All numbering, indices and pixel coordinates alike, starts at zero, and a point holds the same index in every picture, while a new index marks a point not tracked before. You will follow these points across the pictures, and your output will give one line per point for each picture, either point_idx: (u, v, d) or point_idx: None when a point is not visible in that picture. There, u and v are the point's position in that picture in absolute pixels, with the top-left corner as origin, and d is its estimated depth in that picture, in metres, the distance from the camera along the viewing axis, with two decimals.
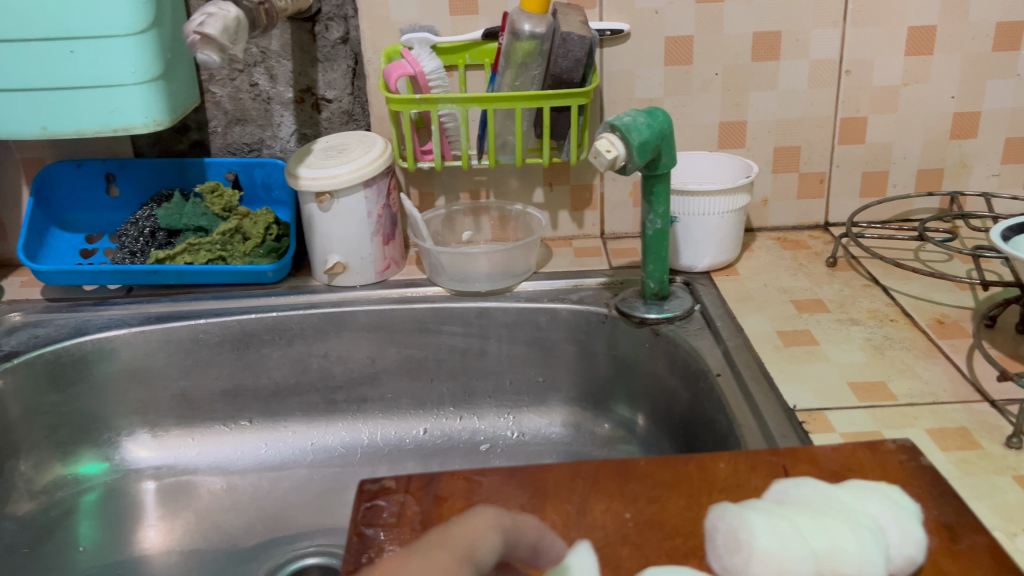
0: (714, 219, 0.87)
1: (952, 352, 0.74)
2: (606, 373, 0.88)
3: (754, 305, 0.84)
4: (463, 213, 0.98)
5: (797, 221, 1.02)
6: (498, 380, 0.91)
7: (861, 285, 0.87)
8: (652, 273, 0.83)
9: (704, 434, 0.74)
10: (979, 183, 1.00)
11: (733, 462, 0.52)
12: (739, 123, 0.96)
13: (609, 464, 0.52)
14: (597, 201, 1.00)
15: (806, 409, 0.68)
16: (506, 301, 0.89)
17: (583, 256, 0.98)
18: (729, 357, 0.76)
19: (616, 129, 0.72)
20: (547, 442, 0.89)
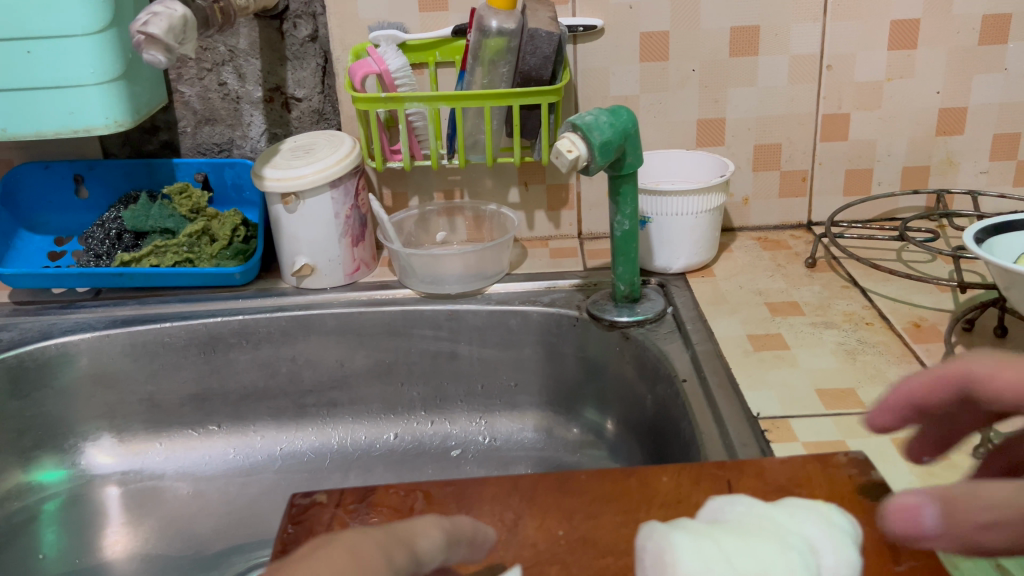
0: (688, 219, 0.85)
1: (927, 357, 0.71)
2: (578, 377, 0.86)
3: (727, 308, 0.82)
4: (437, 213, 0.96)
5: (779, 221, 0.99)
6: (469, 384, 0.89)
7: (839, 287, 0.84)
8: (622, 276, 0.81)
9: (669, 440, 0.72)
10: (967, 181, 0.97)
11: (676, 476, 0.50)
12: (718, 120, 0.94)
13: (549, 477, 0.50)
14: (573, 201, 0.98)
15: (770, 417, 0.65)
16: (476, 303, 0.87)
17: (559, 257, 0.96)
18: (697, 361, 0.74)
19: (577, 128, 0.70)
20: (518, 447, 0.88)
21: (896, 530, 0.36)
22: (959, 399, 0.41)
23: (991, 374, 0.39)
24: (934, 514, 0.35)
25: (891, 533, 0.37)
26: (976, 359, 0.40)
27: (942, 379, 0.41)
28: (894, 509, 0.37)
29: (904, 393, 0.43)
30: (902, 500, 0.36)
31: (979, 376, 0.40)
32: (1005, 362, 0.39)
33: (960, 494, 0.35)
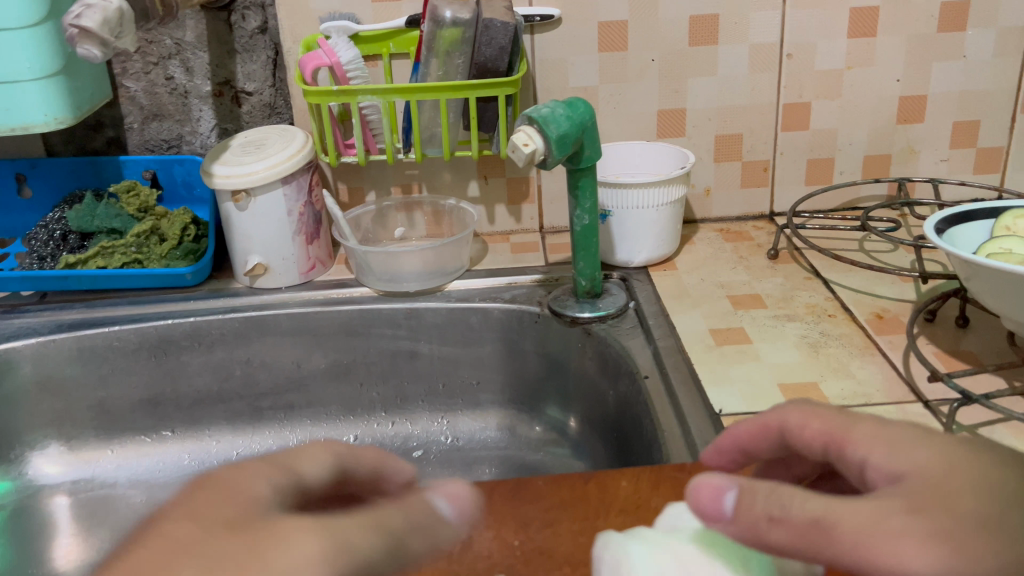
0: (649, 212, 0.83)
1: (889, 349, 0.71)
2: (540, 374, 0.84)
3: (690, 302, 0.80)
4: (395, 209, 0.94)
5: (741, 211, 0.98)
6: (430, 384, 0.88)
7: (801, 279, 0.83)
8: (583, 271, 0.79)
9: (631, 438, 0.71)
10: (928, 169, 0.96)
11: (635, 479, 0.49)
12: (678, 111, 0.92)
13: (506, 484, 0.49)
14: (534, 194, 0.96)
15: (732, 413, 0.64)
16: (435, 301, 0.85)
17: (520, 252, 0.94)
18: (659, 357, 0.72)
19: (533, 121, 0.68)
20: (481, 446, 0.86)
21: (694, 508, 0.32)
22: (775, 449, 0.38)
23: (802, 421, 0.36)
24: (732, 493, 0.31)
25: (690, 509, 0.33)
26: (790, 404, 0.37)
27: (763, 427, 0.38)
28: (694, 483, 0.32)
29: (730, 439, 0.40)
30: (703, 475, 0.32)
31: (792, 424, 0.37)
32: (813, 409, 0.36)
33: (759, 481, 0.31)
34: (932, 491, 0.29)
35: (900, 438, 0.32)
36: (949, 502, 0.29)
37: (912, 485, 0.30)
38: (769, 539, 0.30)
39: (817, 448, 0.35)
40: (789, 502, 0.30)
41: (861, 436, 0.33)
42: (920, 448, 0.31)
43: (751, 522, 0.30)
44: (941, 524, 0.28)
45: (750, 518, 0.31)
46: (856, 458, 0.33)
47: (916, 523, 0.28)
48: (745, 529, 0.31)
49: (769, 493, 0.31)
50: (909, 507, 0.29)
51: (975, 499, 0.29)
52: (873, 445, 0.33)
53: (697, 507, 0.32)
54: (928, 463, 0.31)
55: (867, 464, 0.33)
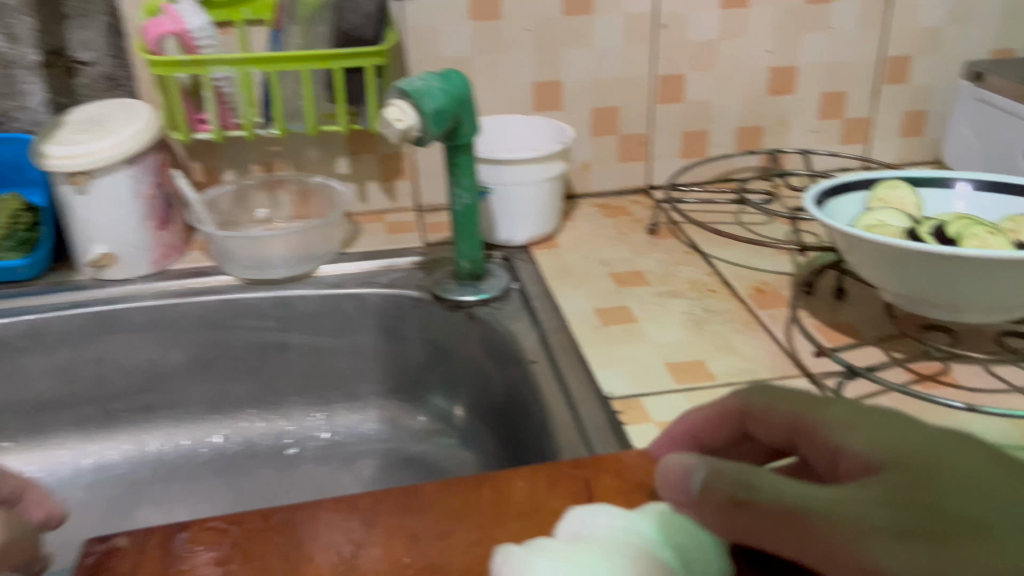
0: (529, 189, 0.80)
1: (772, 323, 0.71)
2: (421, 361, 0.80)
3: (574, 280, 0.78)
4: (257, 189, 0.87)
5: (620, 186, 0.97)
6: (303, 377, 0.83)
7: (682, 253, 0.83)
8: (464, 253, 0.76)
9: (518, 427, 0.68)
10: (798, 141, 0.98)
11: (531, 480, 0.46)
12: (554, 83, 0.89)
13: (392, 493, 0.46)
14: (408, 170, 0.91)
15: (622, 397, 0.62)
16: (304, 288, 0.80)
17: (395, 232, 0.89)
18: (545, 339, 0.70)
19: (406, 95, 0.63)
20: (361, 440, 0.82)
21: (666, 490, 0.35)
22: (740, 435, 0.39)
23: (765, 408, 0.36)
24: (698, 476, 0.33)
25: (661, 490, 0.35)
26: (754, 389, 0.38)
27: (723, 414, 0.38)
28: (666, 466, 0.35)
29: (683, 428, 0.40)
30: (674, 458, 0.35)
31: (755, 408, 0.37)
32: (777, 394, 0.37)
33: (727, 465, 0.33)
34: (910, 484, 0.30)
35: (878, 426, 0.33)
36: (924, 498, 0.29)
37: (890, 476, 0.30)
38: (734, 523, 0.32)
39: (784, 434, 0.36)
40: (751, 487, 0.32)
41: (833, 423, 0.34)
42: (901, 437, 0.32)
43: (717, 506, 0.32)
44: (914, 522, 0.29)
45: (715, 501, 0.33)
46: (827, 444, 0.34)
47: (888, 519, 0.29)
48: (711, 513, 0.33)
49: (733, 478, 0.32)
50: (883, 501, 0.30)
51: (959, 497, 0.29)
52: (846, 432, 0.33)
53: (667, 488, 0.35)
54: (908, 454, 0.31)
55: (840, 451, 0.33)
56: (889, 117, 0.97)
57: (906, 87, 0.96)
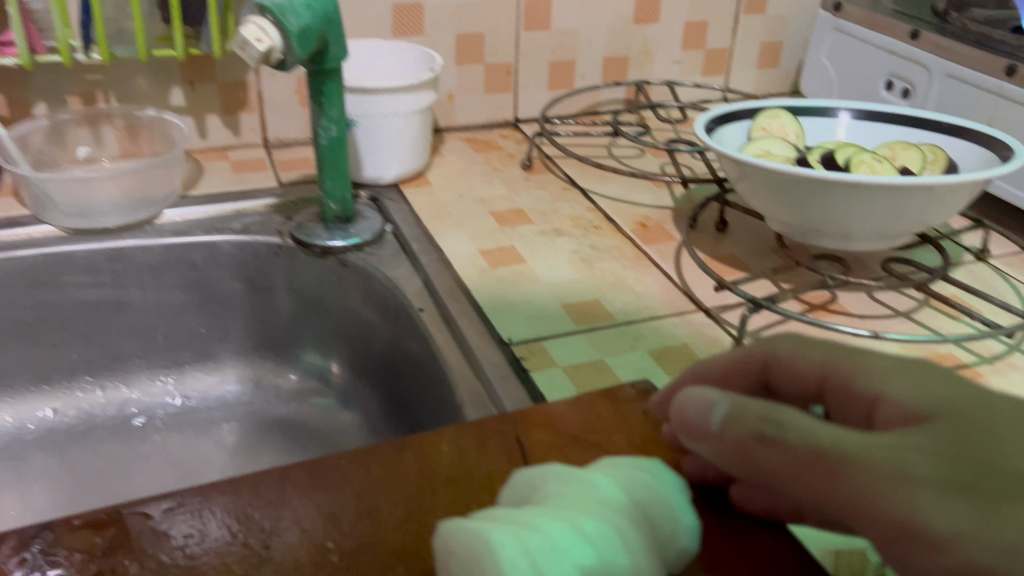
0: (399, 121, 0.75)
1: (660, 258, 0.69)
2: (286, 314, 0.73)
3: (451, 221, 0.74)
4: (76, 123, 0.75)
5: (485, 118, 0.92)
6: (147, 337, 0.73)
7: (559, 189, 0.80)
8: (332, 192, 0.69)
9: (406, 381, 0.63)
10: (661, 72, 0.96)
11: (456, 441, 0.42)
12: (416, 6, 0.82)
13: (300, 468, 0.40)
14: (253, 102, 0.82)
15: (523, 342, 0.59)
16: (145, 238, 0.70)
17: (243, 171, 0.80)
18: (429, 284, 0.65)
19: (266, 10, 0.55)
20: (219, 404, 0.74)
21: (686, 424, 0.35)
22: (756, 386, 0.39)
23: (793, 352, 0.38)
24: (720, 413, 0.34)
25: (677, 425, 0.36)
26: (778, 339, 0.39)
27: (742, 361, 0.39)
28: (687, 402, 0.36)
29: (699, 375, 0.40)
30: (695, 394, 0.35)
31: (780, 356, 0.38)
32: (806, 342, 0.38)
33: (752, 404, 0.34)
34: (959, 440, 0.31)
35: (924, 379, 0.34)
36: (973, 455, 0.31)
37: (936, 429, 0.32)
38: (757, 460, 0.33)
39: (812, 382, 0.37)
40: (779, 425, 0.32)
41: (871, 373, 0.35)
42: (947, 392, 0.33)
43: (740, 442, 0.33)
44: (959, 475, 0.30)
45: (737, 437, 0.33)
46: (863, 392, 0.35)
47: (932, 471, 0.30)
48: (732, 448, 0.33)
49: (759, 414, 0.33)
50: (928, 452, 0.31)
51: (1006, 456, 0.31)
52: (887, 381, 0.35)
53: (688, 423, 0.35)
54: (958, 410, 0.32)
55: (878, 399, 0.35)
56: (747, 48, 0.98)
57: (763, 17, 0.96)
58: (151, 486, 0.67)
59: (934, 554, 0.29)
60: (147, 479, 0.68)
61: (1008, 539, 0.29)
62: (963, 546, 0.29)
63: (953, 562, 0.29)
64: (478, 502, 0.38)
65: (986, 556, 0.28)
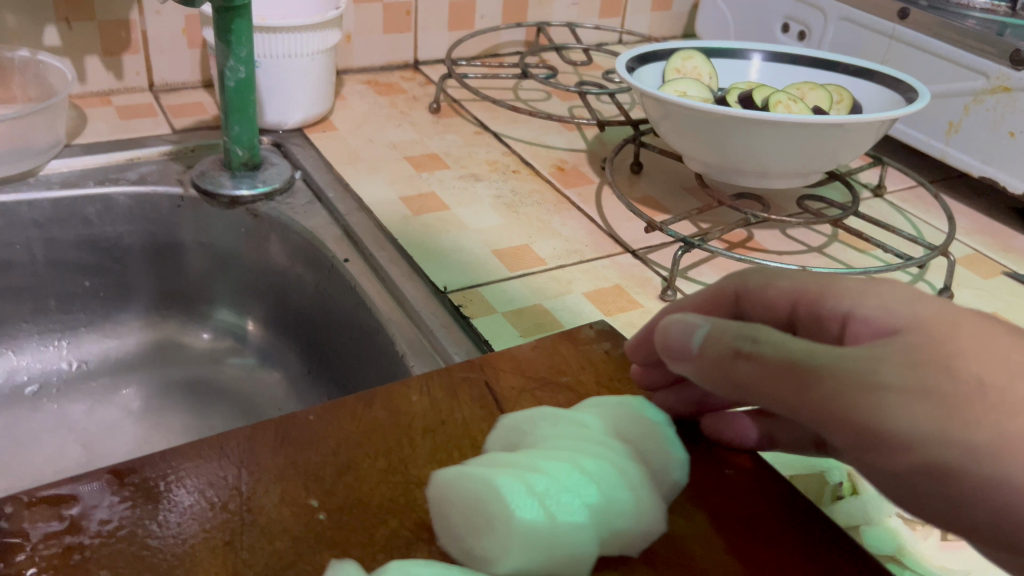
0: (303, 62, 0.71)
1: (582, 201, 0.69)
2: (193, 270, 0.69)
3: (365, 167, 0.71)
4: None
5: (385, 60, 0.88)
6: (36, 300, 0.66)
7: (471, 132, 0.79)
8: (239, 138, 0.65)
9: (333, 334, 0.61)
10: (560, 13, 0.96)
11: (426, 390, 0.41)
12: None
13: (266, 425, 0.38)
14: (137, 42, 0.76)
15: (458, 290, 0.57)
16: (31, 191, 0.64)
17: (130, 117, 0.74)
18: (351, 233, 0.62)
19: None
20: (121, 370, 0.69)
21: (666, 347, 0.36)
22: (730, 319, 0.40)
23: (765, 282, 0.39)
24: (701, 334, 0.34)
25: (661, 348, 0.37)
26: (747, 272, 0.40)
27: (716, 296, 0.40)
28: (669, 324, 0.36)
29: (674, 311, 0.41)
30: (677, 316, 0.36)
31: (751, 288, 0.39)
32: (776, 273, 0.39)
33: (731, 322, 0.34)
34: (931, 350, 0.31)
35: (894, 293, 0.35)
36: (941, 360, 0.31)
37: (908, 339, 0.32)
38: (736, 375, 0.33)
39: (784, 308, 0.38)
40: (757, 341, 0.33)
41: (842, 292, 0.36)
42: (916, 304, 0.33)
43: (720, 359, 0.34)
44: (928, 380, 0.31)
45: (716, 354, 0.34)
46: (836, 310, 0.36)
47: (902, 378, 0.31)
48: (711, 366, 0.34)
49: (736, 332, 0.33)
50: (899, 362, 0.31)
51: (975, 360, 0.31)
52: (858, 300, 0.35)
53: (669, 345, 0.36)
54: (927, 320, 0.32)
55: (850, 316, 0.35)
56: None
57: None
58: (55, 460, 0.62)
59: (902, 454, 0.31)
60: (49, 452, 0.63)
61: (969, 437, 0.30)
62: (928, 447, 0.30)
63: (917, 459, 0.31)
64: (460, 451, 0.37)
65: (947, 455, 0.30)
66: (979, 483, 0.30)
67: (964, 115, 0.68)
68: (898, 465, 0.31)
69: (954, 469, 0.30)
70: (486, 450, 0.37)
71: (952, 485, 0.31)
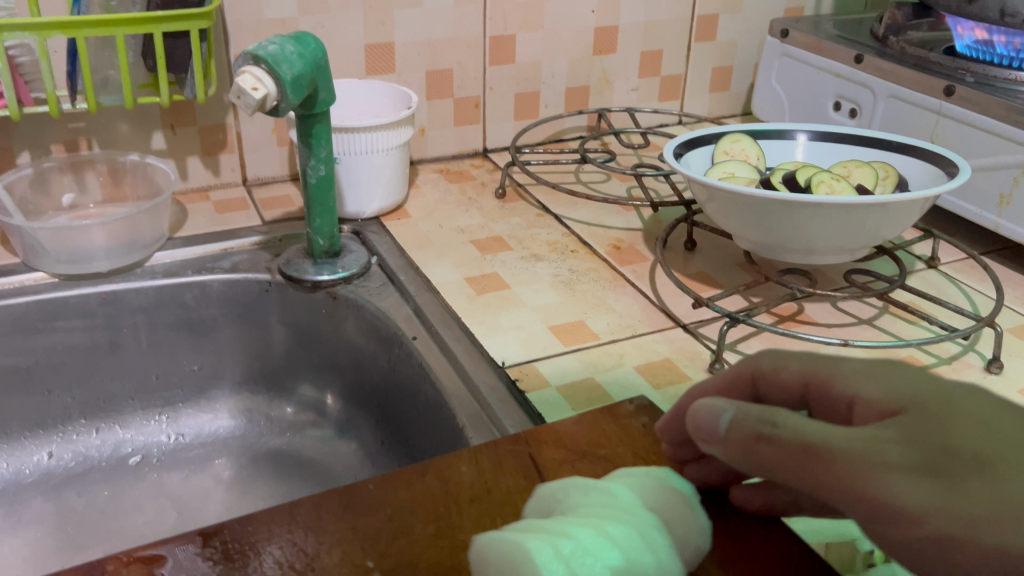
0: (378, 157, 0.78)
1: (636, 278, 0.73)
2: (281, 348, 0.75)
3: (435, 251, 0.77)
4: (59, 171, 0.76)
5: (455, 150, 0.95)
6: (140, 377, 0.74)
7: (533, 215, 0.84)
8: (320, 229, 0.72)
9: (404, 407, 0.65)
10: (620, 99, 1.01)
11: (475, 461, 0.45)
12: (386, 45, 0.85)
13: (331, 495, 0.42)
14: (233, 143, 0.85)
15: (515, 365, 0.61)
16: (137, 280, 0.71)
17: (225, 210, 0.82)
18: (421, 313, 0.67)
19: (261, 61, 0.58)
20: (214, 441, 0.75)
21: (693, 428, 0.37)
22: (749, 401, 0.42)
23: (776, 365, 0.41)
24: (725, 416, 0.36)
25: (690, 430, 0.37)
26: (762, 353, 0.42)
27: (733, 378, 0.42)
28: (695, 407, 0.37)
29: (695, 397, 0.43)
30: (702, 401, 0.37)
31: (765, 370, 0.41)
32: (786, 355, 0.41)
33: (754, 406, 0.35)
34: (928, 430, 0.34)
35: (895, 377, 0.37)
36: (939, 441, 0.33)
37: (908, 420, 0.34)
38: (758, 457, 0.34)
39: (795, 388, 0.40)
40: (777, 424, 0.34)
41: (847, 375, 0.39)
42: (912, 386, 0.36)
43: (743, 441, 0.35)
44: (929, 460, 0.33)
45: (740, 437, 0.35)
46: (842, 393, 0.38)
47: (907, 458, 0.33)
48: (736, 448, 0.35)
49: (758, 416, 0.35)
50: (901, 443, 0.33)
51: (967, 438, 0.33)
52: (861, 382, 0.38)
53: (697, 427, 0.37)
54: (924, 403, 0.35)
55: (855, 399, 0.38)
56: (700, 74, 1.03)
57: (714, 43, 1.02)
58: (154, 523, 0.68)
59: (909, 527, 0.32)
60: (148, 516, 0.69)
61: (970, 510, 0.31)
62: (931, 519, 0.31)
63: (923, 533, 0.32)
64: (502, 517, 0.41)
65: (952, 527, 0.31)
66: (979, 554, 0.31)
67: (1015, 186, 0.69)
68: (905, 539, 0.32)
69: (957, 541, 0.31)
70: (524, 516, 0.41)
71: (958, 557, 0.31)
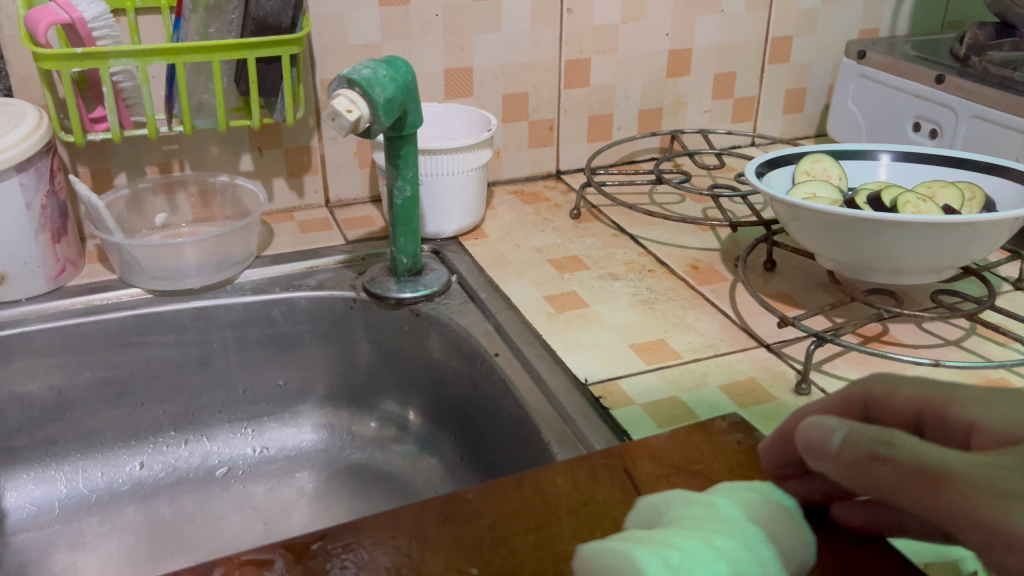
0: (459, 178, 0.79)
1: (716, 298, 0.73)
2: (364, 365, 0.77)
3: (513, 270, 0.78)
4: (153, 191, 0.80)
5: (530, 171, 0.96)
6: (228, 391, 0.76)
7: (609, 235, 0.85)
8: (403, 248, 0.73)
9: (486, 423, 0.66)
10: (692, 121, 1.01)
11: (571, 474, 0.45)
12: (464, 69, 0.87)
13: (431, 504, 0.43)
14: (316, 164, 0.87)
15: (598, 381, 0.62)
16: (227, 296, 0.74)
17: (309, 230, 0.85)
18: (503, 332, 0.68)
19: (355, 84, 0.60)
20: (297, 454, 0.77)
21: (805, 447, 0.36)
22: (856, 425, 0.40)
23: (890, 390, 0.39)
24: (838, 436, 0.35)
25: (800, 448, 0.37)
26: (874, 377, 0.40)
27: (842, 402, 0.40)
28: (808, 425, 0.36)
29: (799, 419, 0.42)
30: (816, 421, 0.36)
31: (877, 395, 0.39)
32: (900, 380, 0.39)
33: (867, 426, 0.34)
34: None
35: (1016, 406, 0.36)
36: None
37: None
38: (872, 478, 0.33)
39: (909, 416, 0.39)
40: (893, 444, 0.33)
41: (966, 403, 0.37)
42: None
43: (855, 460, 0.34)
44: None
45: (853, 456, 0.34)
46: (961, 420, 0.37)
47: None
48: (848, 467, 0.34)
49: (873, 436, 0.34)
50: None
51: None
52: (981, 411, 0.37)
53: (807, 445, 0.36)
54: None
55: (975, 427, 0.37)
56: (773, 96, 1.03)
57: (788, 65, 1.02)
58: (242, 534, 0.70)
59: None
60: (236, 526, 0.70)
61: None
62: None
63: None
64: (601, 529, 0.41)
65: None
66: None
67: None
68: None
69: None
70: (625, 527, 0.41)
71: None
